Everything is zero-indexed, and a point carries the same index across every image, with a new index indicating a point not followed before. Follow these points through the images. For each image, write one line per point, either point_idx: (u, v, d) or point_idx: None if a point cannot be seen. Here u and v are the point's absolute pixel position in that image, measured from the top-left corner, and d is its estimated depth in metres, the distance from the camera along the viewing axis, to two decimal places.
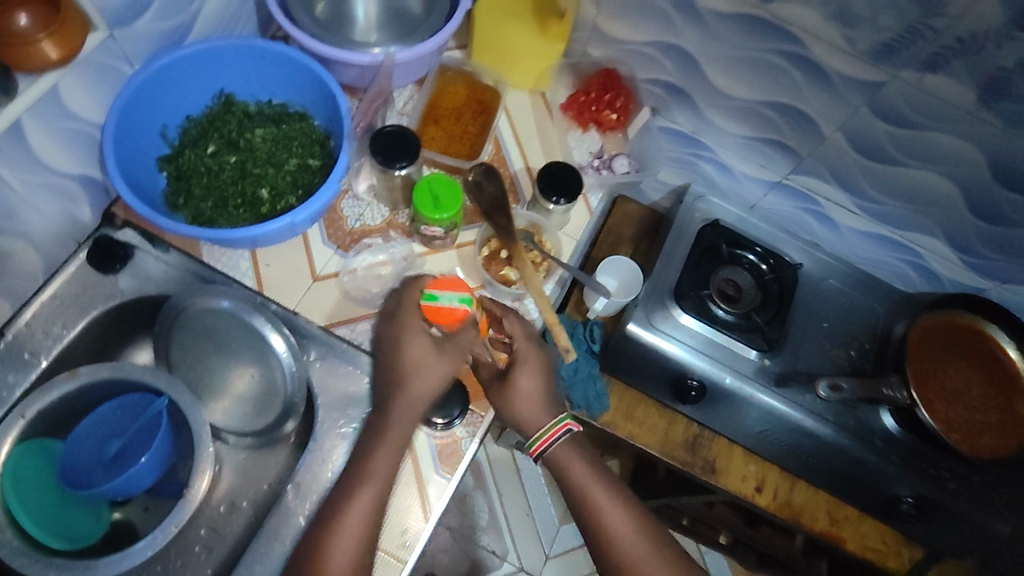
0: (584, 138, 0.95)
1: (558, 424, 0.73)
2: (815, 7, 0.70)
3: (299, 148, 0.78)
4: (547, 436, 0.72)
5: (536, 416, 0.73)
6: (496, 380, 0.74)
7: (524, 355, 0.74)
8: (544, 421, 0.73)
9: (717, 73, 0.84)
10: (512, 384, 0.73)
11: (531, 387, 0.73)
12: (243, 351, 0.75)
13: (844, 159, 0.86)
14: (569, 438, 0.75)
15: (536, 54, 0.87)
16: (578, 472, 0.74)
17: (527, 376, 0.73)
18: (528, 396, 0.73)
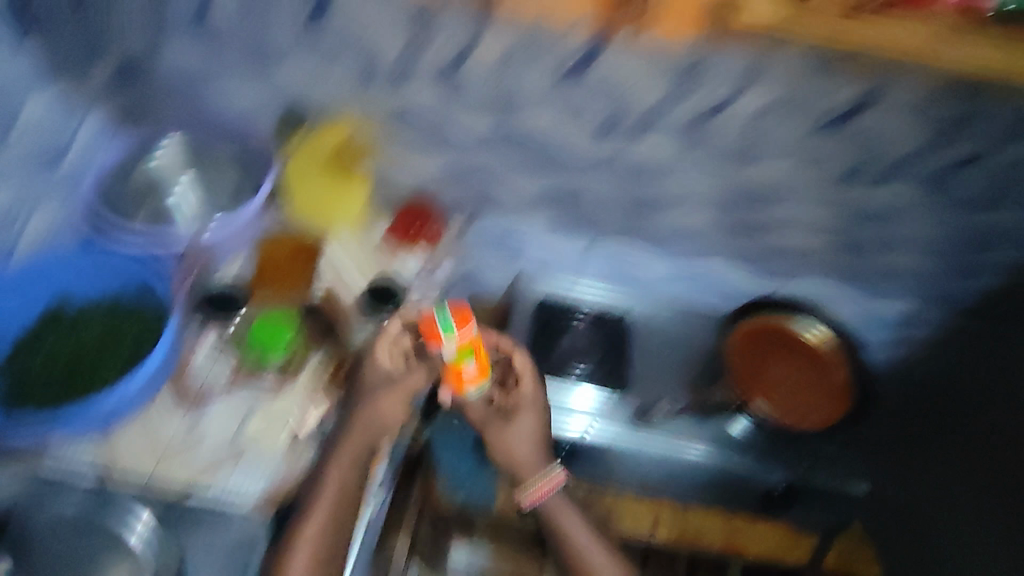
0: (408, 256, 1.00)
1: (555, 473, 0.83)
2: (547, 110, 0.90)
3: (133, 325, 0.81)
4: (543, 486, 0.82)
5: (524, 463, 0.84)
6: (491, 420, 0.86)
7: (524, 400, 0.86)
8: (541, 469, 0.83)
9: (500, 178, 1.02)
10: (510, 424, 0.85)
11: (528, 431, 0.85)
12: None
13: (622, 214, 1.05)
14: (563, 491, 0.84)
15: (348, 192, 1.01)
16: (565, 520, 0.81)
17: (523, 421, 0.86)
18: (523, 438, 0.84)
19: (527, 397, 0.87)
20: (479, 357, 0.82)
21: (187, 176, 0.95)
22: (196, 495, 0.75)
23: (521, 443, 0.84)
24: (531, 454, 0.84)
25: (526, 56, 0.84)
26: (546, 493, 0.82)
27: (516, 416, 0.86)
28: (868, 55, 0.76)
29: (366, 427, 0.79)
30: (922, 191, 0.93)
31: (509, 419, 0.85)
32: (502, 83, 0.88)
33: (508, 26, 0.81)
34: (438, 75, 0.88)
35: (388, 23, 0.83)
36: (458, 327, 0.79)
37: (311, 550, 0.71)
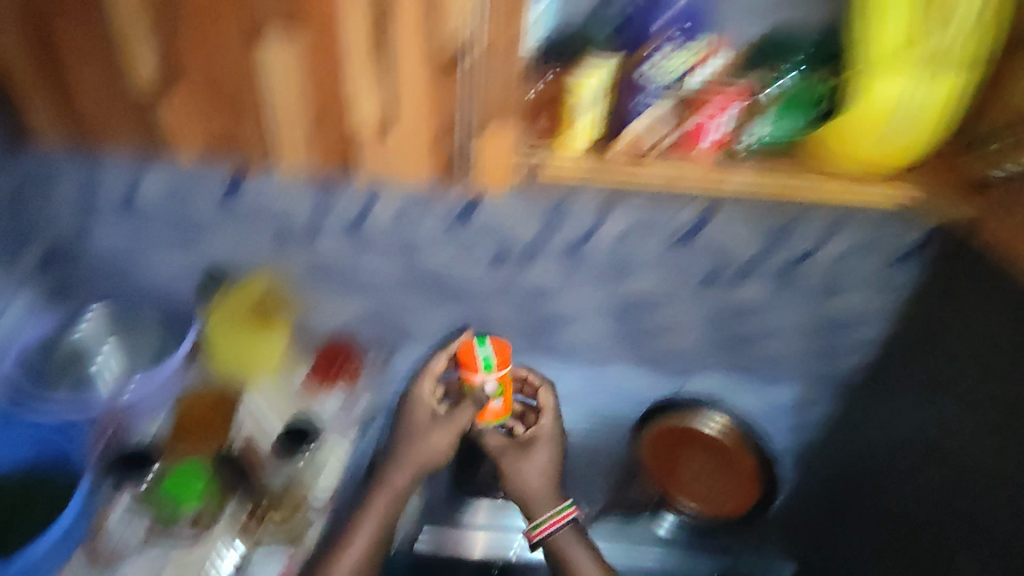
0: (329, 397, 1.02)
1: (567, 507, 0.90)
2: (445, 253, 1.01)
3: (47, 501, 0.85)
4: (553, 521, 0.89)
5: (537, 496, 0.91)
6: (511, 447, 0.94)
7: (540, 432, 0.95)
8: (553, 501, 0.91)
9: (412, 315, 1.11)
10: (527, 455, 0.93)
11: (542, 462, 0.93)
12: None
13: (526, 334, 1.16)
14: (572, 527, 0.90)
15: (265, 345, 1.04)
16: (576, 552, 0.88)
17: (541, 451, 0.94)
18: (537, 469, 0.92)
19: (545, 431, 0.96)
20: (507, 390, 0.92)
21: (111, 342, 0.98)
22: None
23: (536, 472, 0.92)
24: (545, 487, 0.92)
25: (420, 210, 0.94)
26: (556, 526, 0.89)
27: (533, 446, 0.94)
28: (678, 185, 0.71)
29: (415, 457, 0.93)
30: (775, 286, 1.07)
31: (526, 450, 0.93)
32: (400, 234, 0.97)
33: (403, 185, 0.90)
34: (342, 232, 0.97)
35: (291, 192, 0.91)
36: (494, 361, 0.90)
37: None
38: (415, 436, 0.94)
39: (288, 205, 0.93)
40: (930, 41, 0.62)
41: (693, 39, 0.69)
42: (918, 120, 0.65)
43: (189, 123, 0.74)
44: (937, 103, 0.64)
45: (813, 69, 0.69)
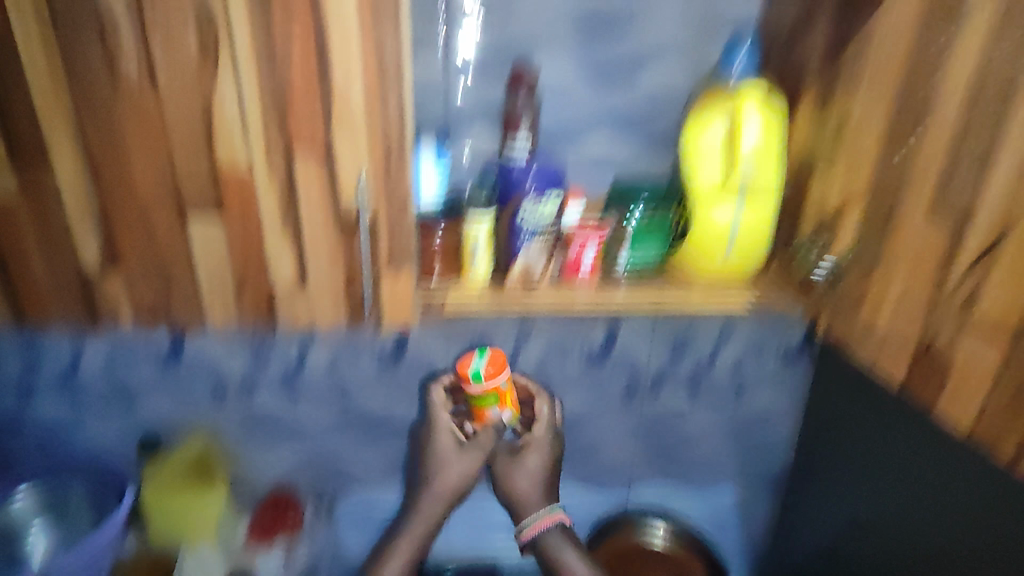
0: (269, 554, 1.01)
1: (552, 513, 0.96)
2: (379, 396, 1.06)
3: None
4: (540, 523, 0.96)
5: (528, 495, 0.99)
6: (507, 455, 0.97)
7: (531, 436, 0.97)
8: (541, 502, 0.98)
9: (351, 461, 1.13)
10: (518, 462, 0.97)
11: (534, 464, 0.97)
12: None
13: None
14: (558, 529, 0.97)
15: (203, 508, 1.02)
16: (562, 553, 0.96)
17: (534, 453, 0.97)
18: (531, 472, 0.97)
19: (537, 437, 0.97)
20: (508, 403, 0.94)
21: (40, 524, 0.96)
22: None
23: (528, 479, 0.98)
24: (534, 490, 0.99)
25: (350, 355, 1.02)
26: (542, 531, 0.96)
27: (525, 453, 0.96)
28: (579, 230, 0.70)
29: (438, 484, 1.01)
30: (689, 393, 1.16)
31: (517, 457, 0.97)
32: (332, 379, 1.04)
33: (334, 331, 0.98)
34: (278, 385, 1.03)
35: (229, 349, 1.00)
36: (486, 375, 0.91)
37: None
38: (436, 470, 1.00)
39: (223, 359, 1.00)
40: (738, 180, 0.75)
41: (547, 188, 0.79)
42: (751, 236, 0.78)
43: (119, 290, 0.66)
44: (760, 221, 0.77)
45: (655, 208, 0.82)
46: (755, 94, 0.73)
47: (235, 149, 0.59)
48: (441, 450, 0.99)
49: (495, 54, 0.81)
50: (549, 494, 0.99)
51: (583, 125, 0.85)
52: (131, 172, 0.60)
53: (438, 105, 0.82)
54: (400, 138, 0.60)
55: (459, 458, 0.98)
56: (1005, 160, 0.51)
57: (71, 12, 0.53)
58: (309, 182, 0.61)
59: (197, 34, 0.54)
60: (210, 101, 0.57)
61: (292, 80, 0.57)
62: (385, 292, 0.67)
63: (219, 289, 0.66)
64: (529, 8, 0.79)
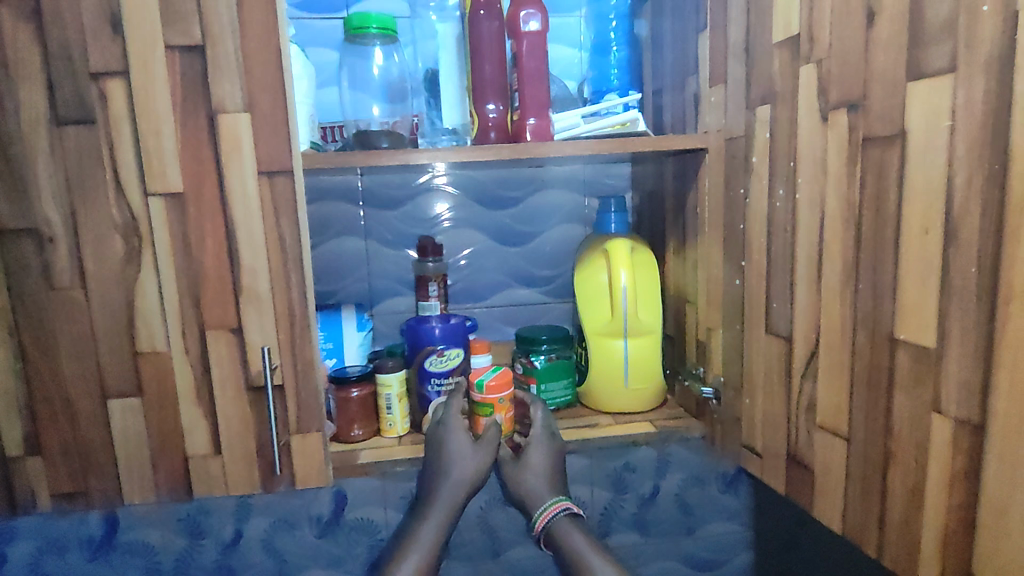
0: None
1: (556, 500, 0.78)
2: (319, 565, 1.04)
3: None
4: (546, 512, 0.78)
5: (537, 488, 0.78)
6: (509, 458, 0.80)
7: (532, 438, 0.79)
8: (546, 492, 0.79)
9: None
10: (522, 464, 0.79)
11: (541, 466, 0.78)
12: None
13: None
14: (575, 523, 0.78)
15: None
16: (580, 544, 0.77)
17: (538, 452, 0.78)
18: (536, 474, 0.78)
19: (540, 439, 0.79)
20: (505, 414, 0.81)
21: None
22: None
23: (537, 479, 0.78)
24: (544, 484, 0.78)
25: (287, 523, 1.02)
26: (549, 523, 0.78)
27: (524, 453, 0.79)
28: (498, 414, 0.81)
29: (446, 489, 0.76)
30: (639, 535, 1.14)
31: (520, 460, 0.79)
32: (268, 550, 1.03)
33: (272, 495, 1.01)
34: (213, 563, 1.02)
35: (163, 532, 0.99)
36: (488, 386, 0.79)
37: None
38: (439, 479, 0.76)
39: (157, 544, 0.99)
40: (621, 322, 0.85)
41: (451, 345, 0.85)
42: (646, 369, 0.85)
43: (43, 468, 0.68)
44: (650, 356, 0.85)
45: (561, 347, 0.88)
46: (622, 248, 0.84)
47: (154, 334, 0.67)
48: (447, 453, 0.76)
49: (411, 226, 0.96)
50: (557, 483, 0.79)
51: (493, 290, 0.99)
52: (58, 364, 0.66)
53: (364, 283, 0.96)
54: (305, 308, 0.69)
55: (469, 467, 0.77)
56: (801, 291, 0.61)
57: (15, 234, 0.63)
58: (223, 353, 0.68)
59: (124, 241, 0.65)
60: (134, 294, 0.66)
61: (206, 270, 0.66)
62: (296, 449, 0.72)
63: (136, 468, 0.69)
64: (435, 199, 0.96)
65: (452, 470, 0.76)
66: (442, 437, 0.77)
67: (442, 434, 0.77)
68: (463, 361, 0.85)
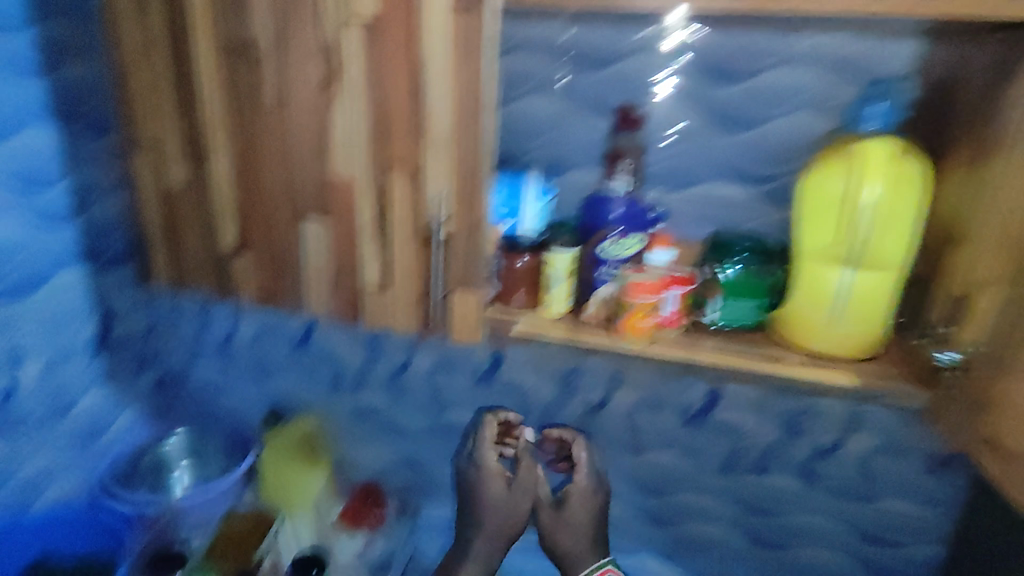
0: (350, 541, 1.13)
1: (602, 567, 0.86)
2: (468, 410, 1.13)
3: None
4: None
5: (579, 554, 0.87)
6: (547, 503, 0.88)
7: (579, 486, 0.88)
8: (591, 560, 0.87)
9: (440, 467, 1.20)
10: (563, 517, 0.87)
11: (580, 520, 0.87)
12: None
13: None
14: None
15: (307, 484, 1.17)
16: None
17: (578, 503, 0.88)
18: (575, 527, 0.87)
19: (586, 487, 0.88)
20: (637, 317, 0.74)
21: (187, 459, 1.17)
22: None
23: (576, 531, 0.87)
24: (587, 548, 0.87)
25: (447, 366, 1.11)
26: None
27: (569, 499, 0.88)
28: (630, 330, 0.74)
29: (495, 518, 0.87)
30: (803, 486, 1.00)
31: (559, 512, 0.87)
32: (429, 384, 1.13)
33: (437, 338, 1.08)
34: (384, 381, 1.16)
35: (349, 343, 1.14)
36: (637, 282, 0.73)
37: None
38: (481, 518, 0.88)
39: (344, 352, 1.15)
40: (849, 245, 0.69)
41: (631, 231, 0.78)
42: (865, 310, 0.69)
43: (249, 269, 0.77)
44: (876, 294, 0.69)
45: (761, 263, 0.76)
46: (876, 150, 0.66)
47: (341, 162, 0.68)
48: (483, 494, 0.88)
49: (611, 92, 0.84)
50: (599, 527, 0.89)
51: (693, 179, 0.85)
52: (264, 175, 0.71)
53: (550, 150, 0.88)
54: (481, 163, 0.65)
55: (500, 513, 0.87)
56: None
57: (236, 43, 0.66)
58: (399, 195, 0.68)
59: (322, 63, 0.64)
60: (327, 119, 0.66)
61: (392, 106, 0.64)
62: (455, 304, 0.71)
63: (319, 285, 0.75)
64: (646, 63, 0.81)
65: (501, 506, 0.87)
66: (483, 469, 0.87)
67: (489, 469, 0.87)
68: (641, 250, 0.77)
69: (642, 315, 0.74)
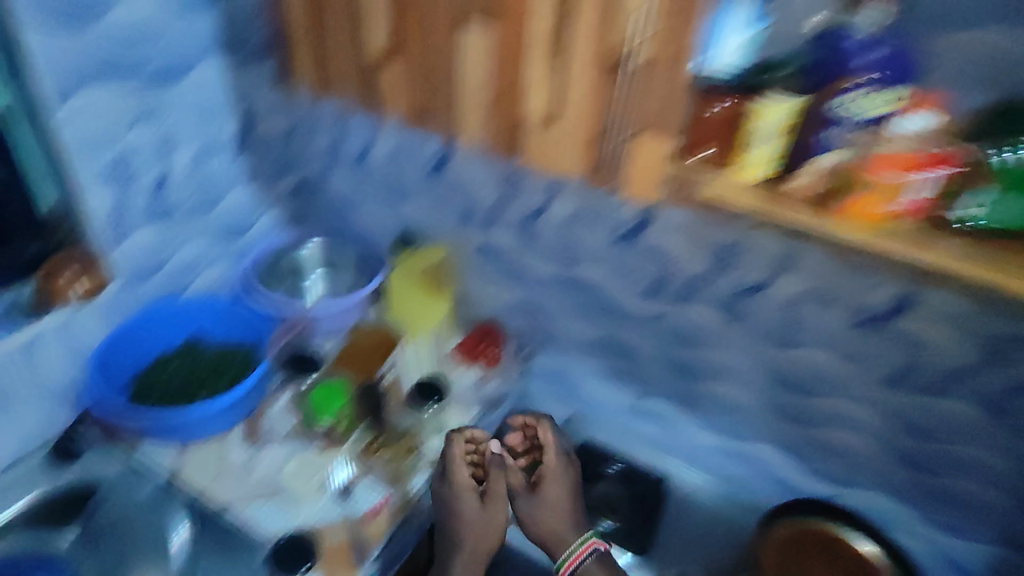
0: (466, 372, 1.17)
1: (585, 540, 0.93)
2: (604, 268, 1.05)
3: (234, 368, 1.03)
4: (576, 554, 0.92)
5: (561, 530, 0.94)
6: (523, 494, 0.97)
7: (551, 475, 0.98)
8: (573, 534, 0.94)
9: (564, 319, 1.17)
10: (541, 496, 0.97)
11: (559, 501, 0.96)
12: (147, 556, 0.90)
13: (673, 382, 1.12)
14: (599, 561, 0.92)
15: (430, 310, 1.19)
16: None
17: (551, 488, 0.98)
18: (556, 507, 0.96)
19: (557, 463, 1.00)
20: (870, 198, 0.66)
21: (322, 270, 1.24)
22: (232, 510, 0.92)
23: (557, 509, 0.96)
24: (570, 526, 0.95)
25: (588, 218, 1.01)
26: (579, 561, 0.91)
27: (545, 488, 0.97)
28: (850, 208, 0.67)
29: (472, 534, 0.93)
30: (987, 417, 0.86)
31: (537, 496, 0.97)
32: (564, 234, 1.05)
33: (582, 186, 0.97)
34: (517, 223, 1.09)
35: (483, 177, 1.06)
36: (886, 160, 0.65)
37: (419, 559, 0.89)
38: (460, 535, 0.92)
39: (476, 187, 1.07)
40: None
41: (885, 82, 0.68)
42: None
43: (409, 75, 0.90)
44: None
45: None
46: None
47: None
48: (455, 507, 0.93)
49: None
50: (572, 505, 0.97)
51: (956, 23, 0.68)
52: None
53: None
54: None
55: (476, 526, 0.93)
56: None
57: None
58: None
59: None
60: None
61: None
62: None
63: (483, 95, 0.84)
64: None
65: (473, 514, 0.93)
66: (458, 481, 0.93)
67: (463, 480, 0.94)
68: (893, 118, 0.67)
69: (876, 198, 0.66)
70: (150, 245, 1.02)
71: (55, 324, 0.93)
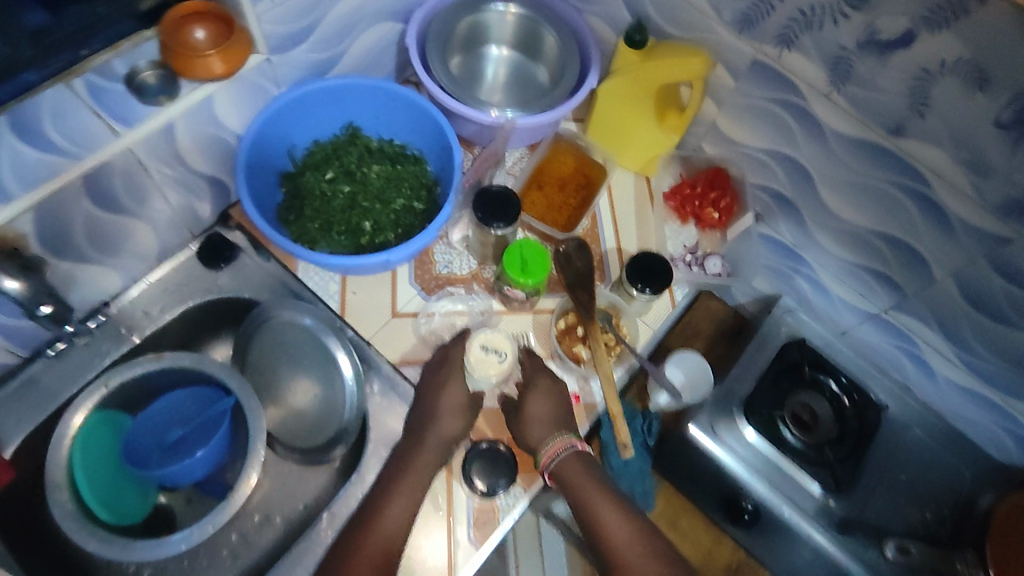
0: (681, 232, 0.95)
1: (561, 439, 0.73)
2: (951, 151, 0.69)
3: (408, 190, 0.81)
4: (548, 451, 0.73)
5: (539, 432, 0.74)
6: (509, 409, 0.78)
7: (537, 384, 0.77)
8: (548, 433, 0.74)
9: (829, 194, 0.84)
10: (521, 412, 0.76)
11: (544, 415, 0.75)
12: (320, 383, 0.80)
13: (952, 305, 0.83)
14: (581, 456, 0.73)
15: (648, 135, 0.88)
16: (581, 483, 0.72)
17: (537, 400, 0.76)
18: (540, 421, 0.75)
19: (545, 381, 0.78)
20: None
21: (508, 48, 0.93)
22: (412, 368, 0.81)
23: (537, 429, 0.74)
24: (547, 428, 0.74)
25: (980, 78, 0.62)
26: (550, 460, 0.73)
27: (525, 399, 0.76)
28: None
29: (423, 437, 0.73)
30: None
31: (519, 411, 0.76)
32: (916, 89, 0.67)
33: (1008, 17, 0.57)
34: (836, 50, 0.70)
35: None
36: None
37: (426, 457, 0.71)
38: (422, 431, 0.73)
39: None
40: None
41: None
42: None
43: None
44: None
45: None
46: None
47: None
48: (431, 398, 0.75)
49: None
50: (560, 421, 0.75)
51: None
52: None
53: None
54: None
55: (431, 425, 0.73)
56: None
57: None
58: None
59: None
60: None
61: None
62: None
63: None
64: None
65: (441, 417, 0.74)
66: (444, 406, 0.74)
67: (462, 408, 0.75)
68: None
69: None
70: (298, 1, 0.67)
71: (189, 109, 0.67)
